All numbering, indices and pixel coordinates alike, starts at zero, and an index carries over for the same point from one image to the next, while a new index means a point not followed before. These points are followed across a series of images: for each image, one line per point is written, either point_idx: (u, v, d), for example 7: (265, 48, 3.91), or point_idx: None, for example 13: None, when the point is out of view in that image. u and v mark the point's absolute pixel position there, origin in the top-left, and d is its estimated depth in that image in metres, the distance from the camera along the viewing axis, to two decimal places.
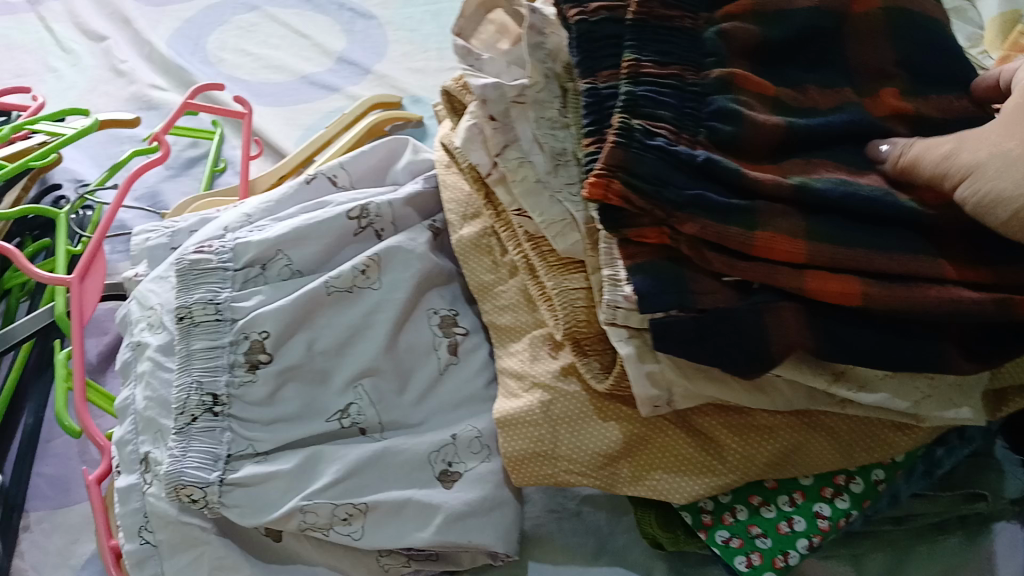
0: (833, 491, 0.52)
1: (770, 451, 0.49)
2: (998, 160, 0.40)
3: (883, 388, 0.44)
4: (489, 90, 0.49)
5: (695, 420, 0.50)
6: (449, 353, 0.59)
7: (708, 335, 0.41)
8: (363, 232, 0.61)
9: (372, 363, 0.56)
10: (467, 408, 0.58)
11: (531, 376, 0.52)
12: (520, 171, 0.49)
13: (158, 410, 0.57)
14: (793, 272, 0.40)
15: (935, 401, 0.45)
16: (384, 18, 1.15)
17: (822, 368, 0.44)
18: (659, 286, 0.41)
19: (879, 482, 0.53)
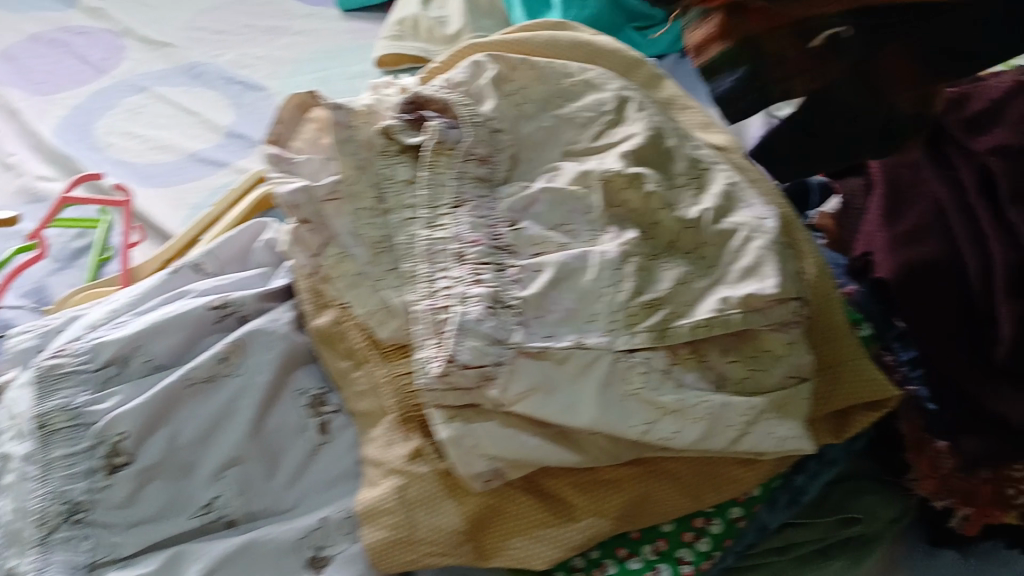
0: (693, 535, 0.55)
1: (618, 503, 0.52)
2: None
3: (694, 428, 0.47)
4: (297, 194, 0.55)
5: (546, 483, 0.53)
6: (318, 433, 0.58)
7: (834, 125, 0.51)
8: (224, 321, 0.61)
9: (236, 452, 0.56)
10: (341, 486, 0.57)
11: (386, 463, 0.53)
12: (342, 266, 0.54)
13: (19, 522, 0.52)
14: (885, 5, 0.45)
15: (752, 436, 0.48)
16: (273, 89, 1.18)
17: (631, 417, 0.47)
18: (744, 91, 0.48)
19: (737, 519, 0.56)
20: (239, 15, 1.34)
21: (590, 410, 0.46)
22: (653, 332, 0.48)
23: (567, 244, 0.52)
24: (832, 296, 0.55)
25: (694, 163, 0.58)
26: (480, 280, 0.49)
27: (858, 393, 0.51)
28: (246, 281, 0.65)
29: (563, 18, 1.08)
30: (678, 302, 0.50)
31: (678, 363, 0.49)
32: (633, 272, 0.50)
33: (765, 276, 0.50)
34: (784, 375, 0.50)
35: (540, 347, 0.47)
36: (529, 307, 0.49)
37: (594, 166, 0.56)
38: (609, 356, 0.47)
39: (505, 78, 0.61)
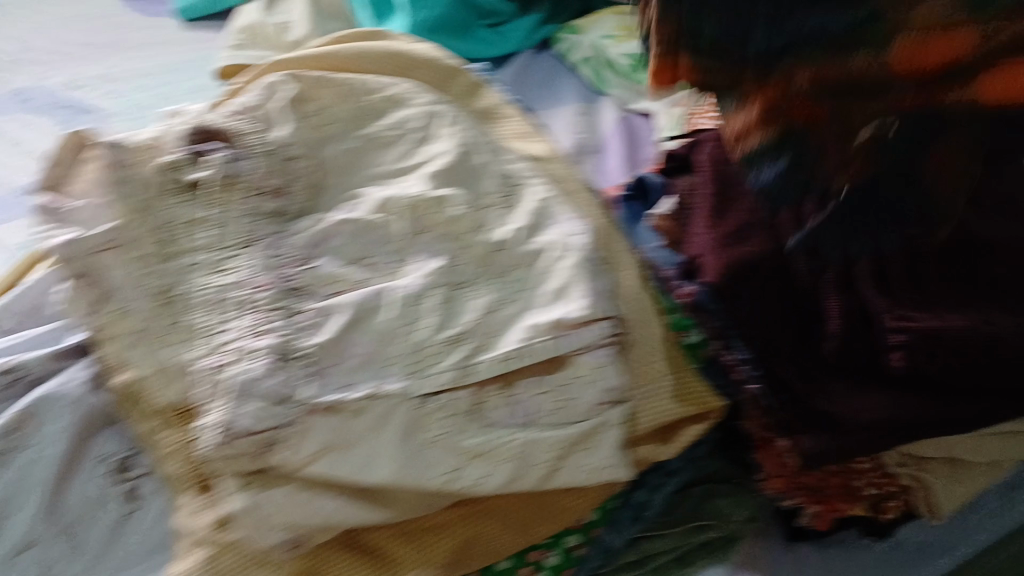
0: (531, 569, 0.54)
1: (442, 548, 0.50)
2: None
3: (500, 469, 0.46)
4: (66, 247, 0.48)
5: (365, 536, 0.49)
6: (125, 502, 0.54)
7: (868, 207, 0.47)
8: (9, 387, 0.56)
9: (27, 535, 0.51)
10: (156, 556, 0.53)
11: (189, 534, 0.45)
12: (121, 323, 0.48)
13: None
14: (882, 101, 0.44)
15: (567, 472, 0.47)
16: (106, 109, 1.08)
17: (435, 465, 0.45)
18: (782, 182, 0.47)
19: (574, 547, 0.55)
20: (76, 34, 1.25)
21: (390, 463, 0.44)
22: (456, 371, 0.46)
23: (365, 280, 0.49)
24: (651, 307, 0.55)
25: (508, 179, 0.55)
26: (266, 330, 0.46)
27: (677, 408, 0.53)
28: (37, 342, 0.59)
29: (409, 23, 1.01)
30: (484, 332, 0.48)
31: (486, 399, 0.47)
32: (432, 305, 0.48)
33: (574, 297, 0.49)
34: (598, 397, 0.48)
35: (334, 400, 0.44)
36: (321, 357, 0.45)
37: (394, 191, 0.52)
38: (409, 402, 0.45)
39: (306, 97, 0.56)
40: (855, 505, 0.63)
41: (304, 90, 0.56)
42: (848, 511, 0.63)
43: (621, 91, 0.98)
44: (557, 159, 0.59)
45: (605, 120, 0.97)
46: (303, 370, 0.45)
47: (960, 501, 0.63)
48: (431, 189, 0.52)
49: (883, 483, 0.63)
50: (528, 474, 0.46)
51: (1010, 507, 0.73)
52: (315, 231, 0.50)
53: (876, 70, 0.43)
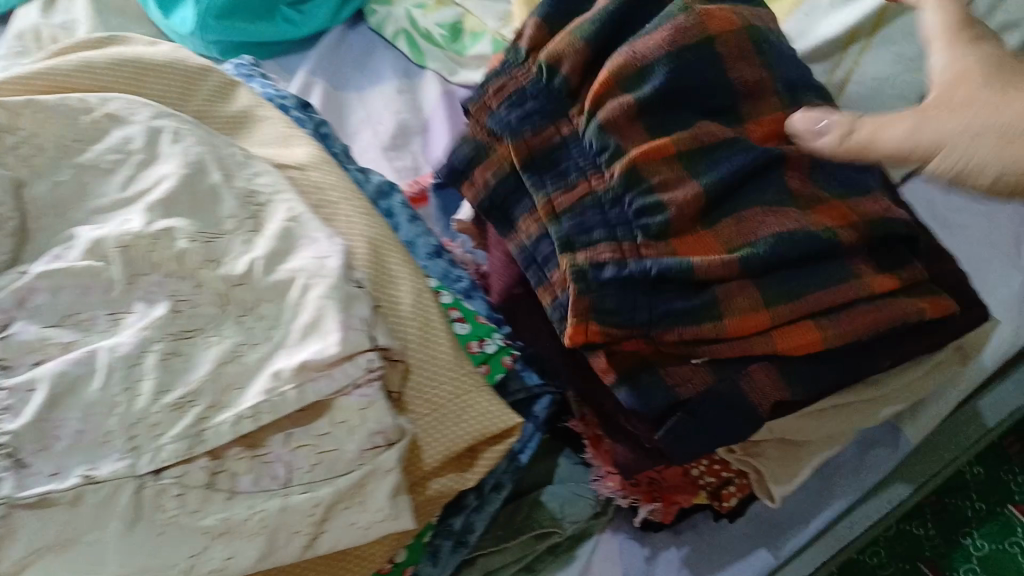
0: None
1: None
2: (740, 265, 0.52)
3: (248, 545, 0.41)
4: None
5: None
6: None
7: (706, 422, 0.51)
8: None
9: None
10: None
11: None
12: None
13: None
14: (763, 340, 0.51)
15: (331, 535, 0.42)
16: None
17: (176, 548, 0.40)
18: (645, 397, 0.51)
19: None
20: None
21: (110, 560, 0.39)
22: (185, 440, 0.41)
23: (77, 341, 0.43)
24: (435, 323, 0.49)
25: (248, 199, 0.49)
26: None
27: (471, 433, 0.48)
28: None
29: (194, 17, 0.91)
30: (220, 387, 0.42)
31: (225, 466, 0.42)
32: (152, 366, 0.42)
33: (327, 334, 0.43)
34: (363, 443, 0.43)
35: (37, 497, 0.38)
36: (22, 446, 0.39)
37: (110, 229, 0.46)
38: (132, 483, 0.40)
39: (4, 127, 0.49)
40: (695, 496, 0.61)
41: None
42: (689, 502, 0.61)
43: (440, 62, 0.91)
44: (315, 167, 0.54)
45: (429, 97, 0.90)
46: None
47: (798, 478, 0.60)
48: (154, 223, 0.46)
49: (717, 470, 0.61)
50: (285, 546, 0.41)
51: (866, 464, 0.71)
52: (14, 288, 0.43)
53: (713, 332, 0.51)
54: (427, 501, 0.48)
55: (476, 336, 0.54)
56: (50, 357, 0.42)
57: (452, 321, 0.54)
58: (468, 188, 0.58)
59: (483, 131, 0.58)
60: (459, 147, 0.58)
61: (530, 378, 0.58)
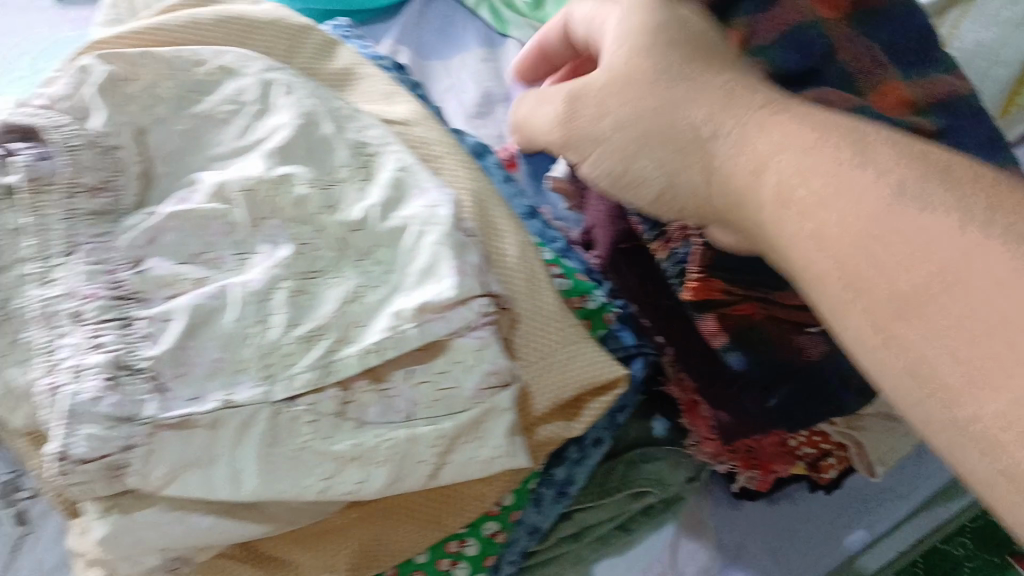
0: (450, 561, 0.51)
1: (347, 554, 0.48)
2: (595, 149, 0.46)
3: (382, 467, 0.43)
4: None
5: (262, 545, 0.47)
6: (15, 525, 0.55)
7: (812, 387, 0.56)
8: None
9: None
10: None
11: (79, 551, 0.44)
12: None
13: None
14: None
15: (453, 469, 0.45)
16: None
17: (315, 462, 0.42)
18: (758, 363, 0.56)
19: (494, 535, 0.52)
20: None
21: (247, 477, 0.41)
22: (314, 371, 0.43)
23: (205, 277, 0.46)
24: (539, 276, 0.51)
25: (358, 150, 0.52)
26: (100, 342, 0.42)
27: (575, 382, 0.49)
28: None
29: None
30: (346, 324, 0.45)
31: (355, 397, 0.44)
32: (283, 301, 0.44)
33: (444, 278, 0.45)
34: (479, 381, 0.45)
35: (182, 417, 0.41)
36: (167, 371, 0.42)
37: (231, 173, 0.49)
38: (267, 410, 0.42)
39: (124, 77, 0.53)
40: (792, 466, 0.61)
41: (121, 70, 0.53)
42: (783, 471, 0.60)
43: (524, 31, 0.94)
44: (420, 123, 0.57)
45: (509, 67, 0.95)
46: (145, 381, 0.41)
47: (898, 449, 0.61)
48: (281, 168, 0.49)
49: (815, 442, 0.61)
50: (410, 476, 0.44)
51: None
52: (149, 224, 0.47)
53: None
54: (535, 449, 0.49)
55: (578, 292, 0.56)
56: (187, 293, 0.45)
57: (554, 277, 0.56)
58: None
59: None
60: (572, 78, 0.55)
61: (626, 335, 0.56)
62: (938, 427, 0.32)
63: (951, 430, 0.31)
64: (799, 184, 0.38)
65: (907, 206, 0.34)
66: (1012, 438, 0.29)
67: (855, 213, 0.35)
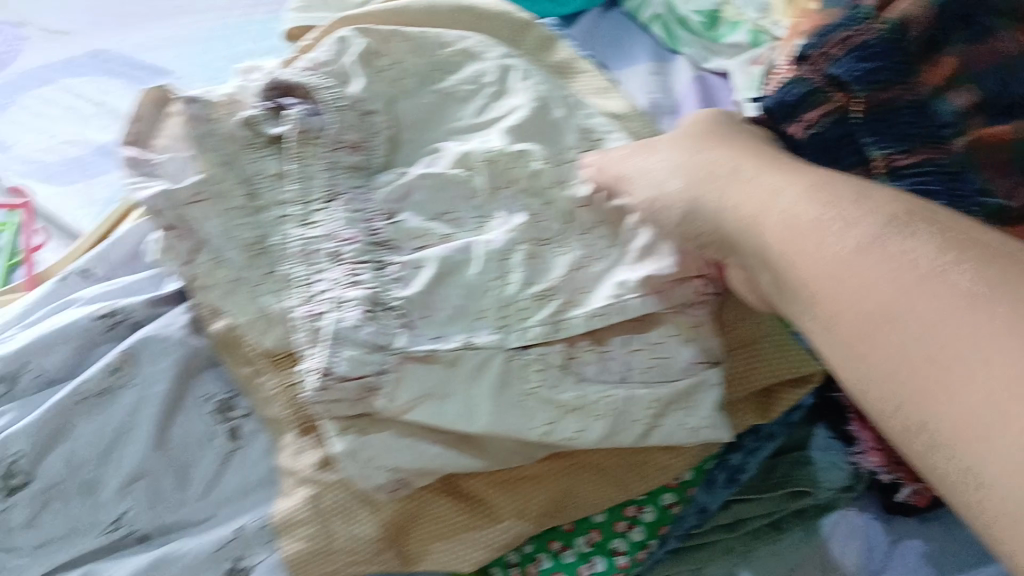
0: (626, 524, 0.55)
1: (541, 499, 0.53)
2: (647, 189, 0.52)
3: (597, 422, 0.50)
4: (158, 200, 0.54)
5: (467, 483, 0.54)
6: (227, 441, 0.58)
7: None
8: (115, 329, 0.59)
9: (140, 466, 0.55)
10: (258, 493, 0.57)
11: (296, 472, 0.55)
12: (216, 271, 0.54)
13: None
14: None
15: (660, 432, 0.51)
16: (179, 72, 1.00)
17: (545, 404, 0.50)
18: None
19: (671, 506, 0.56)
20: None
21: (479, 416, 0.49)
22: (544, 325, 0.51)
23: (449, 235, 0.55)
24: None
25: (585, 134, 0.61)
26: (359, 282, 0.52)
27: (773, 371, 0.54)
28: (127, 293, 0.62)
29: None
30: (573, 289, 0.53)
31: (578, 354, 0.52)
32: (520, 262, 0.53)
33: (664, 257, 0.54)
34: (693, 356, 0.52)
35: (428, 351, 0.50)
36: (413, 309, 0.51)
37: (475, 146, 0.59)
38: (502, 355, 0.50)
39: (377, 52, 0.63)
40: None
41: (375, 44, 0.63)
42: None
43: (694, 49, 0.86)
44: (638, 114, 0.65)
45: (682, 80, 0.85)
46: (397, 317, 0.51)
47: None
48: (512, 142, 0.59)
49: None
50: (625, 431, 0.51)
51: None
52: (405, 180, 0.57)
53: None
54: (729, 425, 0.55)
55: None
56: (441, 245, 0.54)
57: None
58: (789, 126, 0.57)
59: (822, 78, 0.56)
60: (792, 88, 0.57)
61: None
62: (907, 429, 0.35)
63: (926, 433, 0.34)
64: (790, 217, 0.42)
65: (898, 232, 0.38)
66: (994, 416, 0.32)
67: (842, 236, 0.40)
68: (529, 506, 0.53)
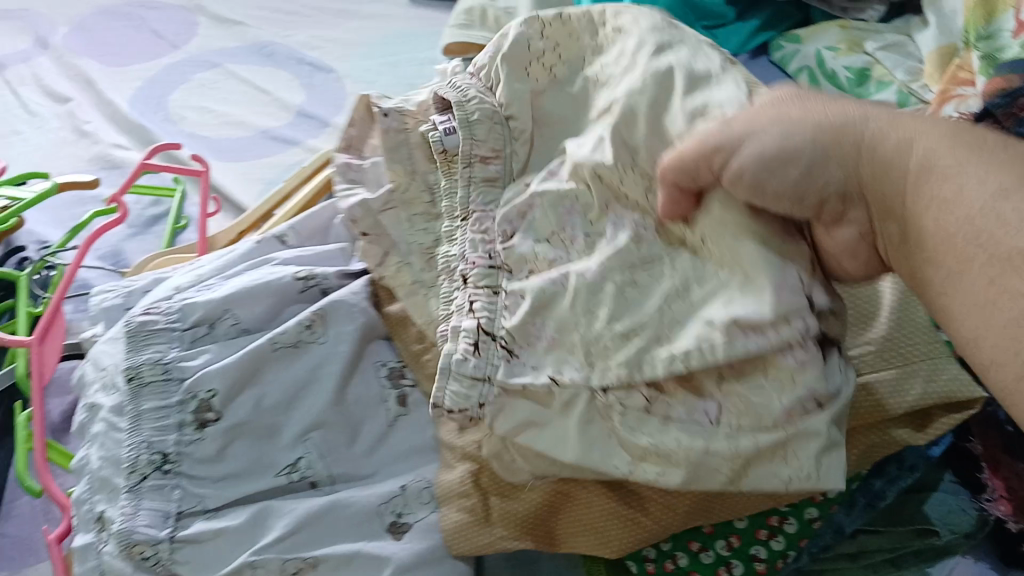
0: (767, 533, 0.55)
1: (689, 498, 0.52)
2: (751, 142, 0.45)
3: (679, 469, 0.48)
4: (356, 213, 0.66)
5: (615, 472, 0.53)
6: (397, 404, 0.62)
7: None
8: (308, 291, 0.65)
9: (320, 417, 0.59)
10: (418, 458, 0.62)
11: (460, 446, 0.59)
12: (399, 276, 0.63)
13: (111, 470, 0.60)
14: None
15: (753, 480, 0.48)
16: (342, 71, 1.09)
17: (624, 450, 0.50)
18: None
19: (812, 519, 0.55)
20: None
21: (567, 449, 0.51)
22: (624, 369, 0.49)
23: (560, 257, 0.56)
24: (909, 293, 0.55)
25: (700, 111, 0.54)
26: (474, 309, 0.56)
27: (922, 392, 0.51)
28: (319, 260, 0.68)
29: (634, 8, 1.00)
30: (664, 323, 0.49)
31: (662, 398, 0.49)
32: (610, 295, 0.51)
33: (762, 293, 0.46)
34: (790, 404, 0.46)
35: (521, 389, 0.52)
36: (514, 341, 0.53)
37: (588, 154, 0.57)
38: (585, 394, 0.51)
39: (532, 40, 0.66)
40: None
41: (533, 32, 0.66)
42: None
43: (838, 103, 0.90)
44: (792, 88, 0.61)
45: None
46: (501, 349, 0.53)
47: None
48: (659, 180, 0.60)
49: None
50: (711, 477, 0.48)
51: None
52: (517, 206, 0.59)
53: None
54: (867, 452, 0.53)
55: None
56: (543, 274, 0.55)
57: None
58: None
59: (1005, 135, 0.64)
60: None
61: None
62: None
63: None
64: (928, 165, 0.43)
65: None
66: None
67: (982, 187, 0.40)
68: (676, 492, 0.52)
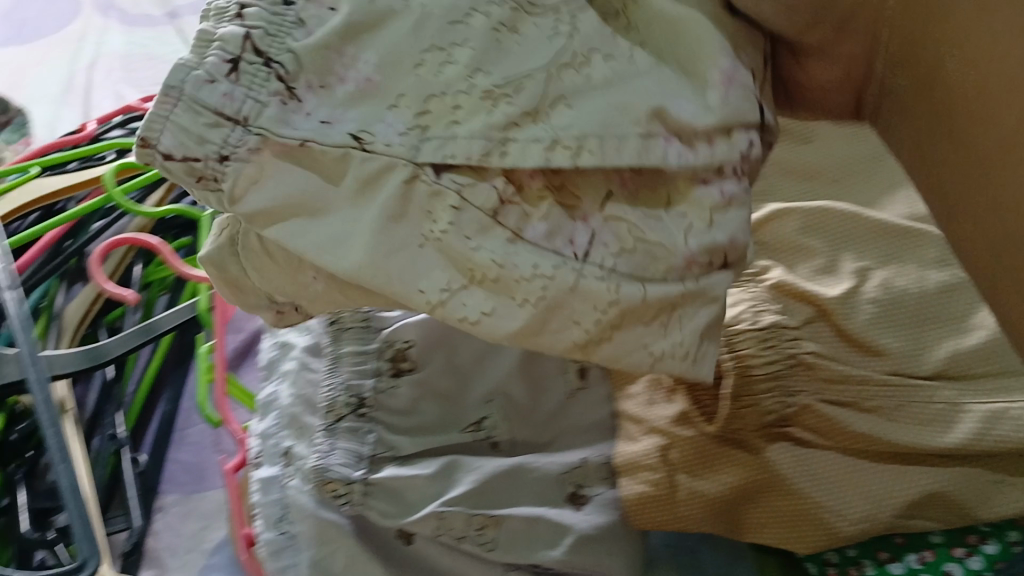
0: (966, 552, 0.53)
1: (888, 502, 0.52)
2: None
3: (519, 314, 0.40)
4: None
5: (815, 466, 0.53)
6: (577, 377, 0.63)
7: None
8: None
9: (502, 383, 0.61)
10: (593, 434, 0.62)
11: (648, 421, 0.57)
12: None
13: (303, 409, 0.62)
14: None
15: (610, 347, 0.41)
16: None
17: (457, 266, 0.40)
18: None
19: (1016, 545, 0.53)
20: None
21: (352, 254, 0.39)
22: (484, 143, 0.39)
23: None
24: None
25: None
26: (244, 11, 0.39)
27: None
28: None
29: None
30: (548, 96, 0.40)
31: (517, 199, 0.40)
32: (480, 34, 0.40)
33: (706, 92, 0.41)
34: (696, 250, 0.40)
35: (296, 143, 0.39)
36: (299, 71, 0.39)
37: None
38: (407, 170, 0.39)
39: None
40: None
41: None
42: None
43: None
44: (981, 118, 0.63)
45: None
46: (276, 81, 0.39)
47: None
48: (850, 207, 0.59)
49: None
50: (564, 338, 0.40)
51: None
52: None
53: None
54: None
55: None
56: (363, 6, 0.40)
57: None
58: None
59: None
60: None
61: None
62: None
63: None
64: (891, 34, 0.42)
65: None
66: None
67: None
68: (887, 487, 0.52)
